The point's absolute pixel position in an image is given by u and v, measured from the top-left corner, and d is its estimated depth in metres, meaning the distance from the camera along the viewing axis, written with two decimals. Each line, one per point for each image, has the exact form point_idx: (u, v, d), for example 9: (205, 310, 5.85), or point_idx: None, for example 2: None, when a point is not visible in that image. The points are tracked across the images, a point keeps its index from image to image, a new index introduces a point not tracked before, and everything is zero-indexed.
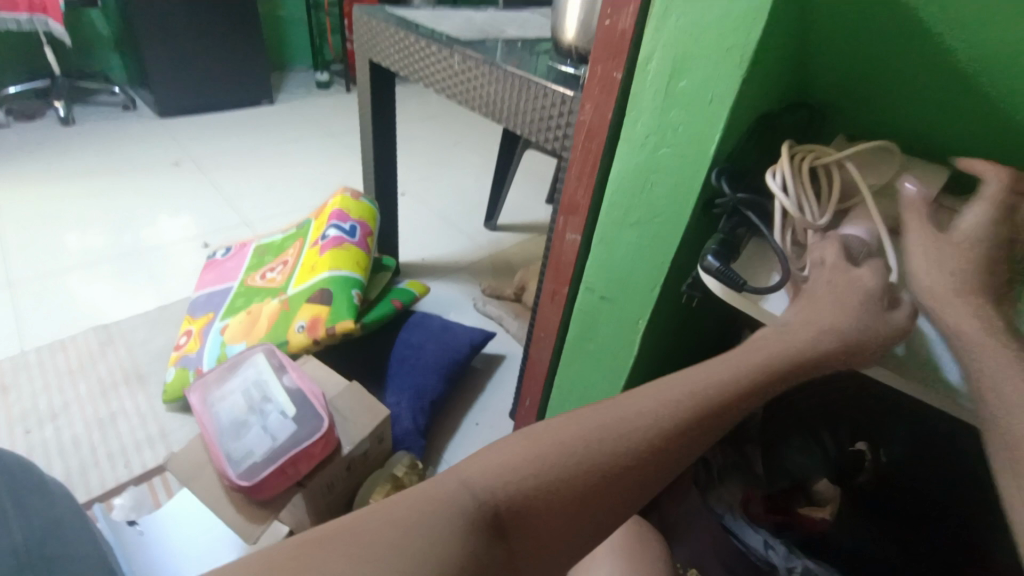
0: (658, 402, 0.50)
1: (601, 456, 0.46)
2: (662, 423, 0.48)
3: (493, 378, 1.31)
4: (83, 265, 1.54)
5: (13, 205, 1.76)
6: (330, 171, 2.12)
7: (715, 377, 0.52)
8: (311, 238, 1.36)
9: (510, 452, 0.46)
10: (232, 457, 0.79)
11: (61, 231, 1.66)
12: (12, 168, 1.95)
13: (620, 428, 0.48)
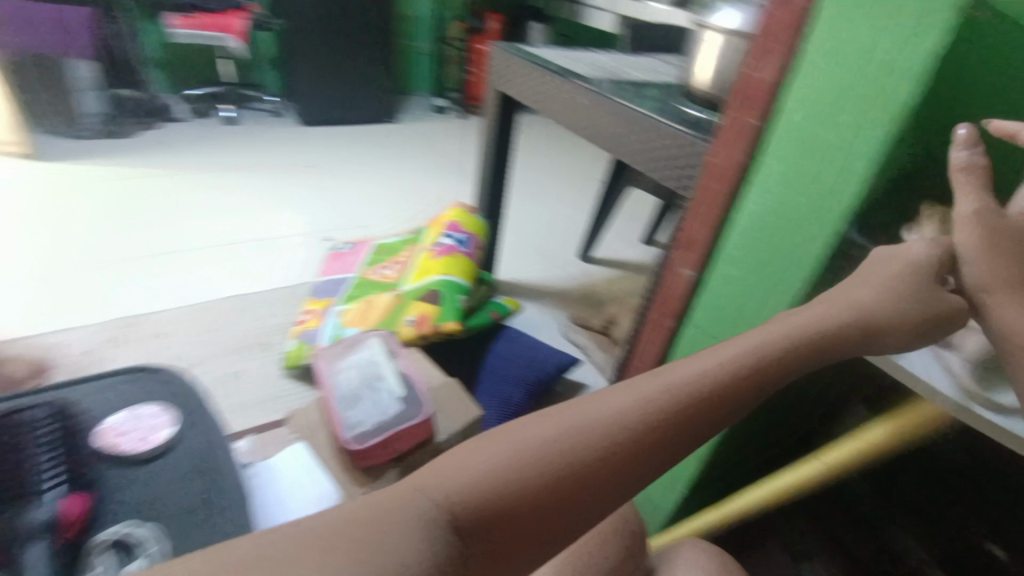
0: (628, 397, 0.45)
1: (577, 449, 0.41)
2: (637, 415, 0.44)
3: None
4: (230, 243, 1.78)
5: (183, 185, 2.08)
6: (440, 188, 2.28)
7: (689, 375, 0.48)
8: (424, 243, 1.46)
9: (463, 456, 0.40)
10: (347, 422, 0.89)
11: (216, 212, 1.93)
12: (185, 154, 2.30)
13: (590, 421, 0.43)
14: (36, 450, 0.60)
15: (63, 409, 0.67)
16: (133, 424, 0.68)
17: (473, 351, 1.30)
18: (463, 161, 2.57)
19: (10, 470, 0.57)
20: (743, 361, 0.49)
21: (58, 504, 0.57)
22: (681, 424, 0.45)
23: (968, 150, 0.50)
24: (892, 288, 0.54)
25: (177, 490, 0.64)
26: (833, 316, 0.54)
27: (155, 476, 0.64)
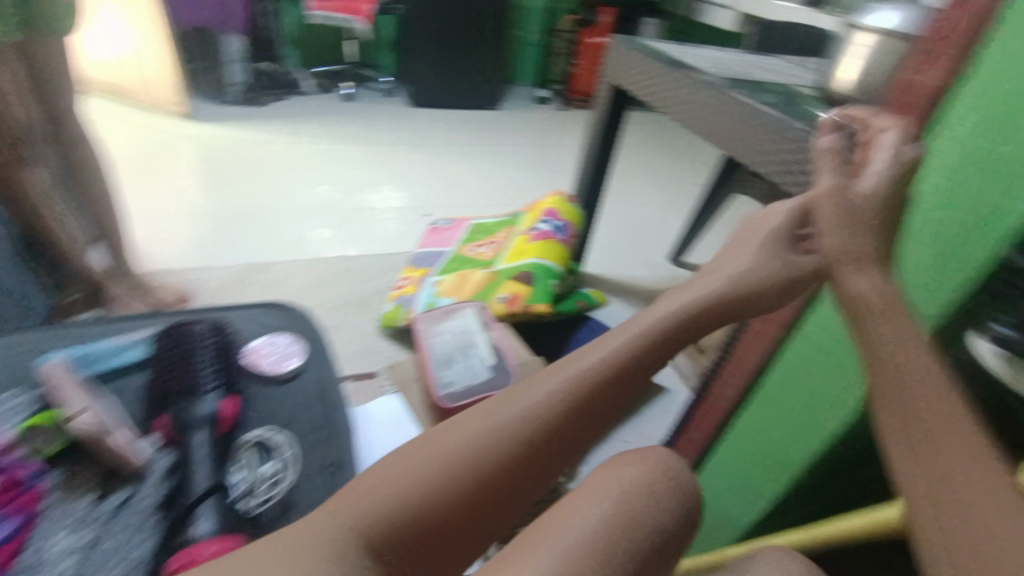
0: (535, 394, 0.52)
1: (497, 445, 0.49)
2: (546, 405, 0.51)
3: (650, 406, 1.29)
4: (341, 206, 1.91)
5: (305, 149, 2.25)
6: (537, 172, 2.26)
7: (585, 367, 0.55)
8: (522, 226, 1.47)
9: (389, 473, 0.46)
10: (440, 382, 0.94)
11: (331, 176, 2.08)
12: (310, 122, 2.49)
13: (504, 420, 0.50)
14: (203, 353, 0.68)
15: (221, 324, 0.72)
16: (271, 350, 0.75)
17: (557, 335, 1.31)
18: (563, 147, 2.53)
19: (185, 367, 0.65)
20: (629, 352, 0.56)
21: (217, 403, 0.64)
22: (585, 406, 0.53)
23: (832, 140, 0.60)
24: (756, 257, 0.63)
25: (301, 412, 0.70)
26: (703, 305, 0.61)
27: (286, 396, 0.71)
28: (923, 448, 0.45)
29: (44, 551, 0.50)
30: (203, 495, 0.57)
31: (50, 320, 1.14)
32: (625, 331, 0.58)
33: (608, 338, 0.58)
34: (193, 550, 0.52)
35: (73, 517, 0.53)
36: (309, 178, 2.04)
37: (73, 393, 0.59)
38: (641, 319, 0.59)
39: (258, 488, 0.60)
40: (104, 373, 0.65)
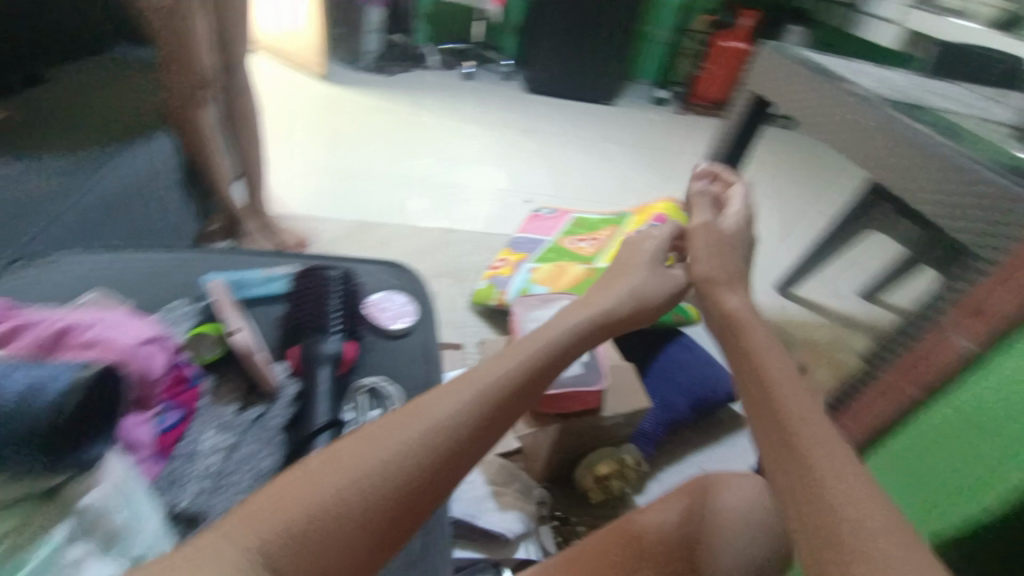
0: (444, 407, 0.49)
1: (410, 458, 0.45)
2: (457, 418, 0.49)
3: (733, 437, 1.21)
4: (449, 177, 1.94)
5: (424, 117, 2.30)
6: (648, 171, 2.15)
7: (488, 377, 0.53)
8: (628, 226, 1.41)
9: (291, 491, 0.41)
10: None
11: (445, 146, 2.12)
12: (432, 92, 2.55)
13: (418, 433, 0.46)
14: (331, 297, 0.72)
15: (349, 272, 0.76)
16: (390, 304, 0.78)
17: (647, 345, 1.25)
18: (681, 146, 2.37)
19: (315, 307, 0.70)
20: (526, 370, 0.56)
21: (341, 344, 0.68)
22: (493, 422, 0.51)
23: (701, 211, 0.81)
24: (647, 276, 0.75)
25: (412, 367, 0.72)
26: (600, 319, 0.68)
27: (400, 350, 0.73)
28: (782, 450, 0.45)
29: (197, 443, 0.58)
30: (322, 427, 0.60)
31: (194, 243, 1.28)
32: (516, 351, 0.58)
33: (507, 357, 0.57)
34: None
35: (220, 420, 0.60)
36: (422, 146, 2.09)
37: (230, 312, 0.66)
38: (526, 344, 0.60)
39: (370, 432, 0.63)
40: (251, 298, 0.72)
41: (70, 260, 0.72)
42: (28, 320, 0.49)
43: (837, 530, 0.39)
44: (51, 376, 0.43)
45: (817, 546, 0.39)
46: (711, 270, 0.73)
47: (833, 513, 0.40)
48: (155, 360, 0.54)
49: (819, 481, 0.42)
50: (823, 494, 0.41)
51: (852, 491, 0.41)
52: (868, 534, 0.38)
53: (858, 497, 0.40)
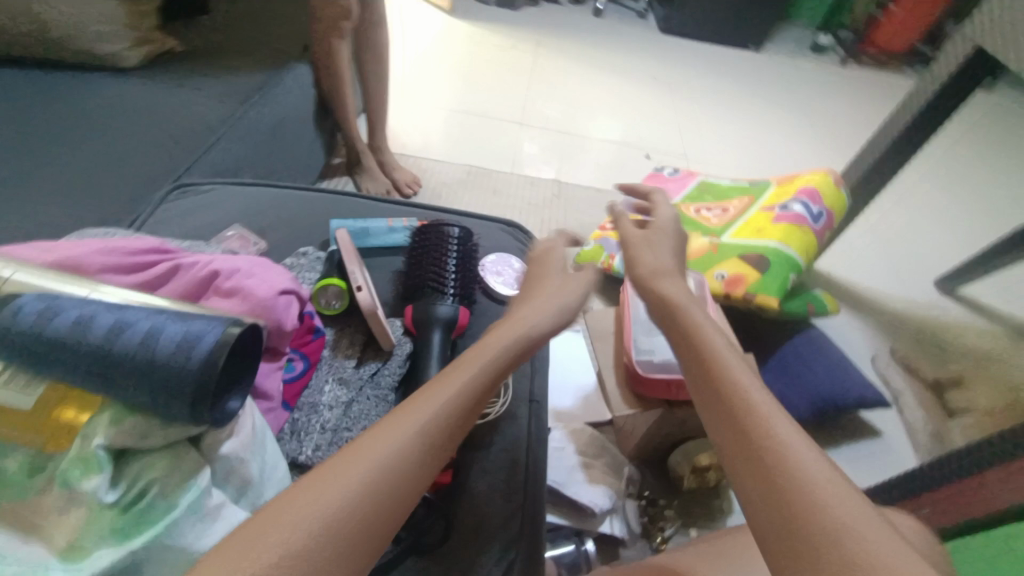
0: (453, 388, 0.38)
1: (429, 455, 0.35)
2: (467, 402, 0.39)
3: (857, 447, 1.06)
4: (564, 120, 1.78)
5: (543, 50, 2.10)
6: (792, 130, 1.83)
7: (485, 353, 0.43)
8: (767, 198, 1.22)
9: (291, 517, 0.29)
10: (638, 346, 0.88)
11: (562, 84, 1.93)
12: (554, 20, 2.29)
13: (433, 420, 0.36)
14: (451, 255, 0.68)
15: (470, 232, 0.72)
16: (503, 269, 0.75)
17: (771, 335, 1.11)
18: (839, 101, 1.99)
19: (435, 263, 0.67)
20: (523, 343, 0.45)
21: (457, 309, 0.62)
22: (483, 408, 0.41)
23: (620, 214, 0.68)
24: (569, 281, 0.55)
25: None
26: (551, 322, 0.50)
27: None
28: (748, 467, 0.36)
29: (320, 396, 0.52)
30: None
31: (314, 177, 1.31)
32: (510, 323, 0.47)
33: (499, 331, 0.46)
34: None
35: (342, 374, 0.55)
36: (536, 84, 1.92)
37: (356, 264, 0.59)
38: (519, 319, 0.48)
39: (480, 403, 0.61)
40: (371, 248, 0.72)
41: (222, 192, 0.77)
42: (185, 261, 0.48)
43: (802, 505, 0.33)
44: (197, 328, 0.36)
45: (782, 533, 0.33)
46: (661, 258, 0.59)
47: (797, 488, 0.33)
48: (290, 313, 0.49)
49: (779, 458, 0.35)
50: (786, 474, 0.34)
51: (816, 463, 0.35)
52: (837, 512, 0.32)
53: (828, 471, 0.34)
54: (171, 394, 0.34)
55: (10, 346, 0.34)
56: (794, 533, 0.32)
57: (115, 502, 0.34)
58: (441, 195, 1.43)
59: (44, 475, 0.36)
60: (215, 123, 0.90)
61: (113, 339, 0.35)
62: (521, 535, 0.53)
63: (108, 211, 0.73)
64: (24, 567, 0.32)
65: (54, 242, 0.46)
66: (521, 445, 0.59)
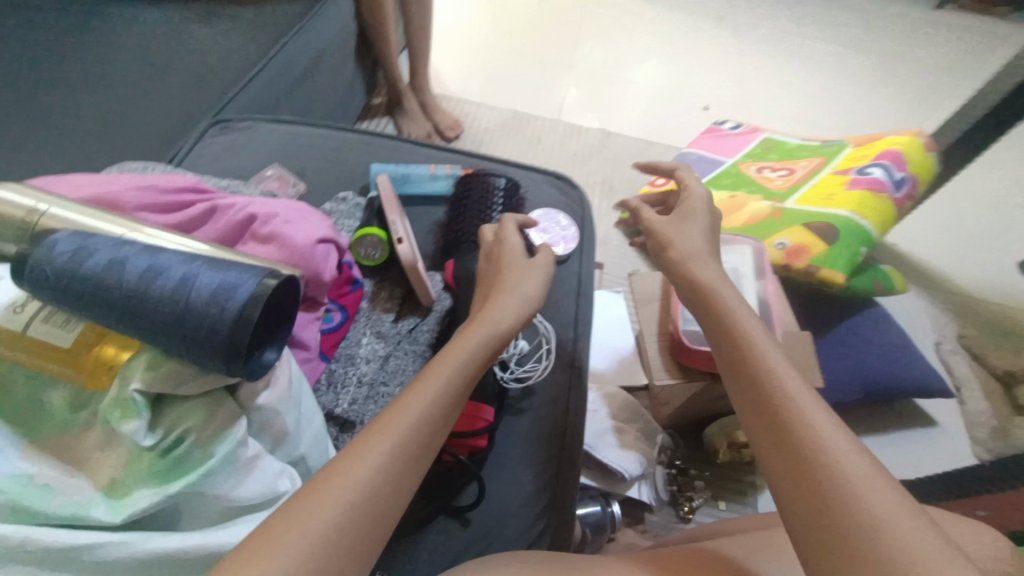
0: (426, 394, 0.37)
1: (412, 464, 0.34)
2: (446, 406, 0.38)
3: (909, 433, 1.00)
4: (616, 63, 1.64)
5: None
6: (872, 84, 1.64)
7: (458, 353, 0.41)
8: (840, 161, 1.11)
9: (282, 541, 0.28)
10: (684, 315, 0.84)
11: (615, 24, 1.78)
12: None
13: (410, 430, 0.35)
14: (495, 209, 0.65)
15: (516, 183, 0.68)
16: (549, 225, 0.71)
17: (827, 310, 1.03)
18: (931, 52, 1.75)
19: (478, 217, 0.64)
20: (490, 345, 0.43)
21: None
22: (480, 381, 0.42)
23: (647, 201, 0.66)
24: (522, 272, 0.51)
25: (565, 300, 0.65)
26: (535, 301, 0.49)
27: (556, 279, 0.67)
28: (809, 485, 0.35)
29: (357, 348, 0.51)
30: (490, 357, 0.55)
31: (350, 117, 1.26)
32: (476, 327, 0.44)
33: (472, 331, 0.43)
34: (472, 405, 0.51)
35: (380, 328, 0.53)
36: (589, 22, 1.77)
37: (397, 213, 0.56)
38: (490, 319, 0.45)
39: (520, 365, 0.58)
40: (411, 195, 0.69)
41: (260, 129, 0.75)
42: (221, 203, 0.46)
43: (836, 493, 0.33)
44: (233, 277, 0.34)
45: (815, 522, 0.34)
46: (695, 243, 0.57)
47: (831, 479, 0.34)
48: (329, 262, 0.47)
49: (812, 445, 0.36)
50: (821, 466, 0.35)
51: (852, 453, 0.35)
52: (870, 504, 0.32)
53: (862, 462, 0.35)
54: (206, 346, 0.33)
55: (43, 285, 0.33)
56: (826, 524, 0.33)
57: (154, 445, 0.34)
58: (482, 141, 1.36)
59: (87, 411, 0.36)
60: (252, 55, 0.86)
61: (148, 283, 0.33)
62: (554, 502, 0.53)
63: (148, 145, 0.72)
64: (68, 503, 0.33)
65: (92, 177, 0.46)
66: (558, 410, 0.57)
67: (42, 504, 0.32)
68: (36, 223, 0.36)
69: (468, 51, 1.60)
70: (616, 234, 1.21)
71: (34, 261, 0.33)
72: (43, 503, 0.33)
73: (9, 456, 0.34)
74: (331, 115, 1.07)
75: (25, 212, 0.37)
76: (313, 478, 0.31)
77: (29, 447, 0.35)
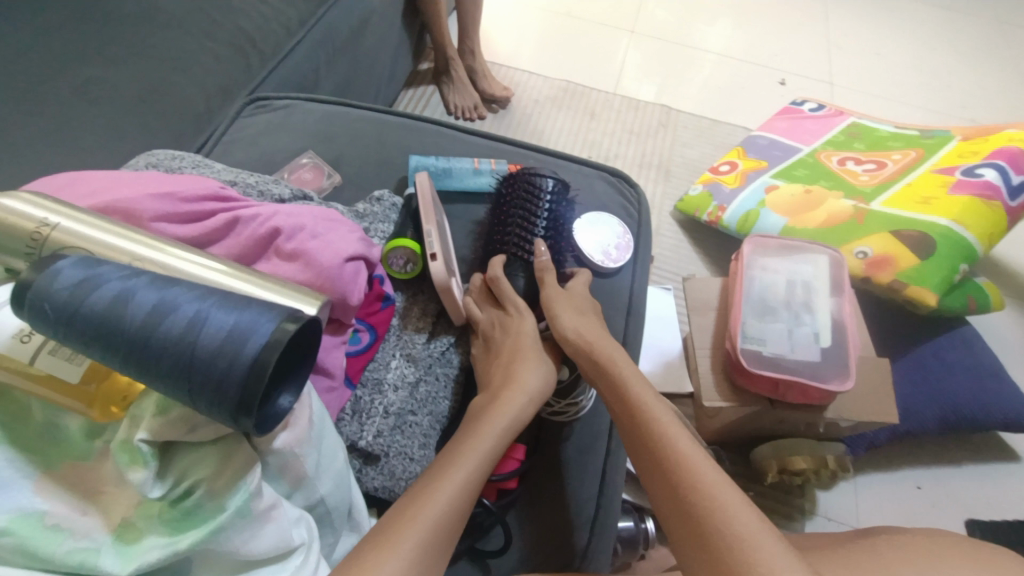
0: (455, 481, 0.39)
1: (441, 552, 0.36)
2: (471, 492, 0.40)
3: (991, 470, 0.89)
4: (684, 28, 1.48)
5: None
6: (981, 60, 1.42)
7: (482, 438, 0.43)
8: (942, 157, 0.98)
9: None
10: (744, 332, 0.75)
11: None
12: None
13: (438, 518, 0.37)
14: (539, 220, 0.57)
15: (565, 184, 0.59)
16: (602, 233, 0.64)
17: (910, 327, 0.92)
18: None
19: (521, 226, 0.57)
20: (516, 427, 0.45)
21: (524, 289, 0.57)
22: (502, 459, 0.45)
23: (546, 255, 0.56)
24: (535, 360, 0.51)
25: (613, 320, 0.60)
26: (537, 385, 0.49)
27: (605, 293, 0.62)
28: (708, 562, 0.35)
29: (385, 372, 0.48)
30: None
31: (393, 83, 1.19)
32: (498, 410, 0.45)
33: (494, 416, 0.45)
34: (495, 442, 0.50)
35: (410, 350, 0.50)
36: None
37: (433, 224, 0.51)
38: (508, 402, 0.46)
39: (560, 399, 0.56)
40: (451, 191, 0.63)
41: (295, 109, 0.71)
42: (244, 213, 0.43)
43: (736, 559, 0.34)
44: (248, 318, 0.29)
45: None
46: (584, 328, 0.53)
47: (728, 538, 0.35)
48: (356, 283, 0.43)
49: (709, 508, 0.37)
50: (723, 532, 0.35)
51: (745, 510, 0.36)
52: (765, 556, 0.34)
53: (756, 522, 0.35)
54: (214, 398, 0.28)
55: (44, 318, 0.29)
56: None
57: (163, 495, 0.31)
58: (531, 113, 1.26)
59: (103, 439, 0.33)
60: (292, 22, 0.81)
61: (155, 323, 0.29)
62: (587, 550, 0.49)
63: (182, 121, 0.68)
64: (75, 548, 0.31)
65: (117, 179, 0.43)
66: (597, 448, 0.53)
67: (54, 548, 0.30)
68: (42, 240, 0.33)
69: (520, 11, 1.47)
70: (669, 222, 1.10)
71: (34, 292, 0.29)
72: (52, 548, 0.30)
73: (20, 488, 0.31)
74: (373, 86, 1.01)
75: (36, 225, 0.34)
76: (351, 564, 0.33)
77: (43, 476, 0.32)
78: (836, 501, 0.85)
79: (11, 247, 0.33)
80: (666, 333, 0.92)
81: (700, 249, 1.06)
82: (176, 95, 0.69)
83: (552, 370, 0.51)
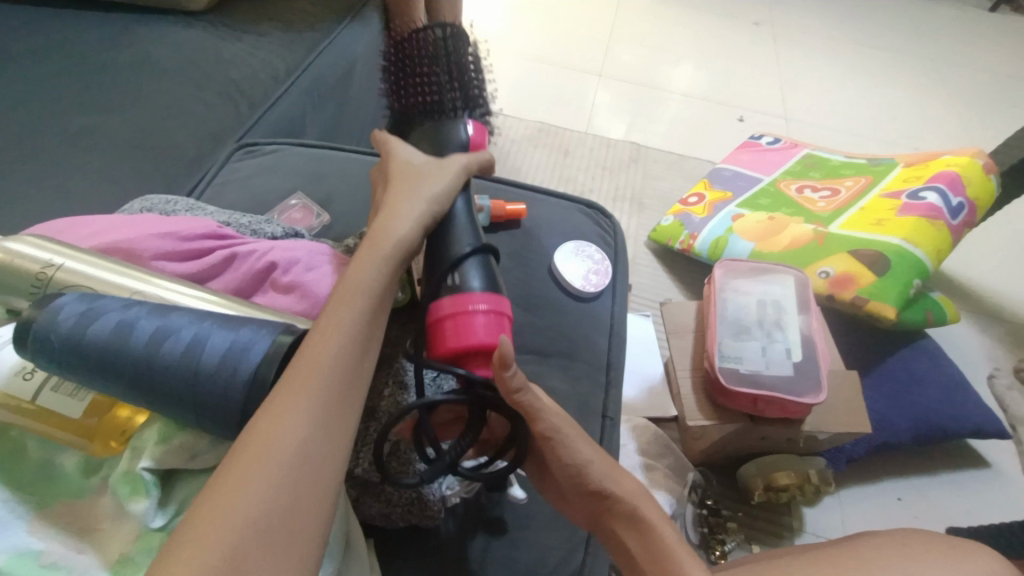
0: (330, 336, 0.33)
1: (334, 415, 0.31)
2: (356, 346, 0.33)
3: (964, 477, 0.92)
4: (649, 71, 1.58)
5: None
6: (920, 96, 1.55)
7: (356, 285, 0.36)
8: (889, 183, 1.06)
9: (236, 500, 0.27)
10: (722, 351, 0.78)
11: (650, 29, 1.71)
12: None
13: (333, 358, 0.32)
14: (437, 68, 0.57)
15: (454, 31, 0.59)
16: (581, 261, 0.68)
17: (876, 342, 0.96)
18: (987, 65, 1.66)
19: (424, 80, 0.57)
20: (393, 256, 0.39)
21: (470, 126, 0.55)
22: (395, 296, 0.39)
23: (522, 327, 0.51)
24: (411, 196, 0.44)
25: (597, 341, 0.63)
26: (406, 217, 0.42)
27: (586, 316, 0.64)
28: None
29: None
30: (469, 250, 0.45)
31: None
32: (369, 248, 0.39)
33: (366, 252, 0.39)
34: (458, 302, 0.41)
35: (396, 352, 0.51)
36: (621, 27, 1.70)
37: None
38: (384, 230, 0.40)
39: None
40: None
41: (284, 153, 0.74)
42: (240, 249, 0.46)
43: None
44: (245, 336, 0.32)
45: None
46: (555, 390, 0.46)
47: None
48: None
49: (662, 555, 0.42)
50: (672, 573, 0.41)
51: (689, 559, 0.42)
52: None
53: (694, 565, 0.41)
54: (216, 413, 0.30)
55: (49, 350, 0.30)
56: None
57: (164, 525, 0.32)
58: (509, 152, 1.31)
59: (100, 475, 0.33)
60: (279, 72, 0.84)
61: (157, 346, 0.30)
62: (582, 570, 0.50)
63: (174, 170, 0.71)
64: None
65: (117, 220, 0.45)
66: None
67: None
68: (47, 280, 0.35)
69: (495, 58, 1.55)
70: (645, 252, 1.14)
71: (39, 327, 0.30)
72: None
73: (15, 527, 0.31)
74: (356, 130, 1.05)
75: (41, 266, 0.35)
76: (238, 453, 0.28)
77: (38, 516, 0.32)
78: (822, 516, 0.86)
79: (15, 288, 0.35)
80: (650, 357, 0.94)
81: (676, 277, 1.10)
82: (169, 146, 0.72)
83: (430, 186, 0.46)
